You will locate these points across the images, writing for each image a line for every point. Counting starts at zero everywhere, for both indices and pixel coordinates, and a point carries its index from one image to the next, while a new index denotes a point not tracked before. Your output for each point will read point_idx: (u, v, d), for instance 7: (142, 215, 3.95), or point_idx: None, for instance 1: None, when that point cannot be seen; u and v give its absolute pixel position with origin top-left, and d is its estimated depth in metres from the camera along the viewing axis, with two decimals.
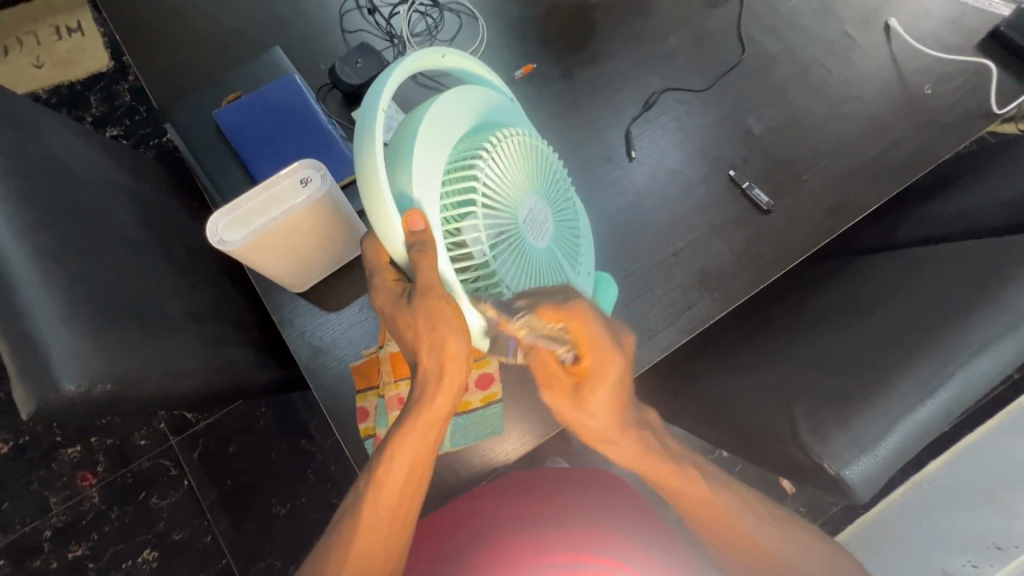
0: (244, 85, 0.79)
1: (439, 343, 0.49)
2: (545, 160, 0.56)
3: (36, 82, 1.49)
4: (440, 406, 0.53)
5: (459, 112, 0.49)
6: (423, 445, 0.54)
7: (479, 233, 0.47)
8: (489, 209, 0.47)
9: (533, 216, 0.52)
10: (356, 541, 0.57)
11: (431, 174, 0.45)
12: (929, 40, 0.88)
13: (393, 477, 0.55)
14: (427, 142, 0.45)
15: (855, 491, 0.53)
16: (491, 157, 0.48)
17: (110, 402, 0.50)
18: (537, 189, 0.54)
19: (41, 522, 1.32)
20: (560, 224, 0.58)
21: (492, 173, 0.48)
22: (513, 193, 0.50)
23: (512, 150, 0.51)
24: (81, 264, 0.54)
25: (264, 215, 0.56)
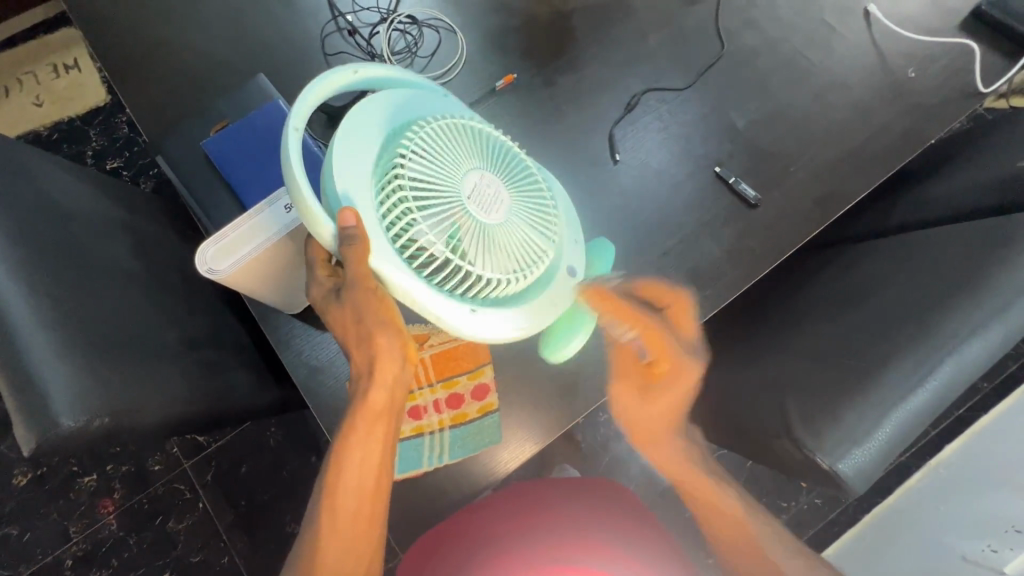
0: (230, 113, 0.81)
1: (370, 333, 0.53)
2: (491, 135, 0.55)
3: (36, 119, 1.52)
4: (376, 400, 0.56)
5: (373, 117, 0.51)
6: (372, 440, 0.57)
7: (415, 219, 0.48)
8: (421, 194, 0.49)
9: (478, 185, 0.50)
10: (324, 554, 0.58)
11: (361, 173, 0.49)
12: (910, 23, 0.88)
13: (347, 476, 0.58)
14: (344, 157, 0.49)
15: (849, 484, 0.53)
16: (411, 146, 0.50)
17: (110, 435, 0.51)
18: (478, 161, 0.52)
19: (62, 551, 1.34)
20: (526, 192, 0.54)
21: (419, 162, 0.49)
22: (448, 171, 0.50)
23: (436, 140, 0.51)
24: (77, 301, 0.55)
25: (249, 242, 0.56)
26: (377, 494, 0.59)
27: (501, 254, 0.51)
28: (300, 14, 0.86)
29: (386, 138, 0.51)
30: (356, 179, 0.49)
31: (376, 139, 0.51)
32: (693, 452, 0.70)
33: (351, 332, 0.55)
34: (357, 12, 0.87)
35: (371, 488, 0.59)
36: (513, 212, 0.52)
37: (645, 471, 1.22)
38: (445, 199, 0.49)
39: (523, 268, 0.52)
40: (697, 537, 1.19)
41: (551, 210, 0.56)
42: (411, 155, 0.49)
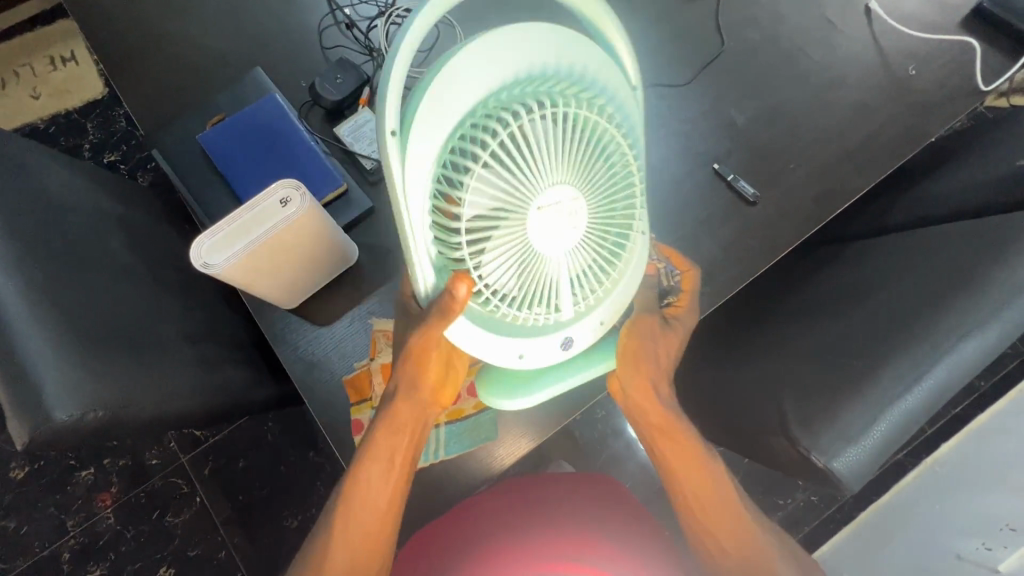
0: (227, 107, 0.80)
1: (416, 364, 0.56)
2: (609, 147, 0.50)
3: (33, 112, 1.52)
4: (403, 409, 0.59)
5: (504, 58, 0.45)
6: (392, 450, 0.60)
7: (473, 194, 0.45)
8: (496, 174, 0.45)
9: (557, 208, 0.47)
10: (333, 555, 0.61)
11: (455, 100, 0.44)
12: (911, 20, 0.87)
13: (369, 481, 0.60)
14: (441, 87, 0.43)
15: (844, 482, 0.53)
16: (535, 114, 0.45)
17: (104, 429, 0.51)
18: (581, 172, 0.48)
19: (60, 544, 1.34)
20: (604, 227, 0.51)
21: (518, 139, 0.45)
22: (537, 173, 0.46)
23: (553, 122, 0.46)
24: (72, 295, 0.55)
25: (245, 236, 0.56)
26: (396, 504, 0.62)
27: (524, 280, 0.49)
28: (297, 7, 0.86)
29: (509, 80, 0.46)
30: (447, 108, 0.44)
31: (496, 78, 0.46)
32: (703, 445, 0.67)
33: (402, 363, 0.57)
34: (356, 6, 0.86)
35: (390, 499, 0.61)
36: (569, 258, 0.50)
37: (642, 468, 1.22)
38: (516, 198, 0.46)
39: (541, 301, 0.51)
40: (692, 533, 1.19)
41: (616, 258, 0.54)
42: (523, 124, 0.44)
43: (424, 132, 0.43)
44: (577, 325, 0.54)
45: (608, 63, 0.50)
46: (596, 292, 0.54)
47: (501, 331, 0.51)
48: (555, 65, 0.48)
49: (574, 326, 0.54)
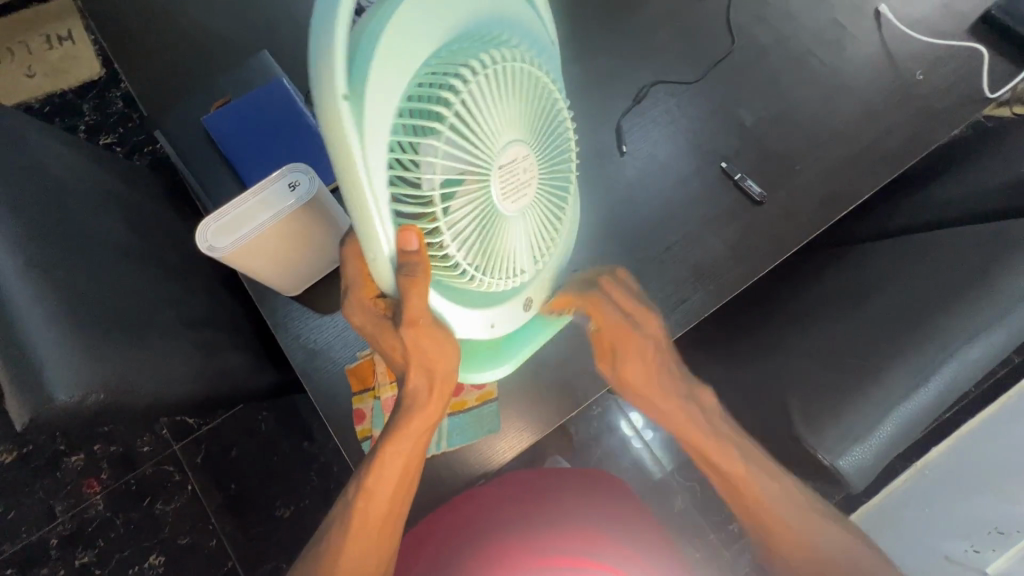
0: (231, 89, 0.79)
1: (429, 364, 0.51)
2: (548, 101, 0.49)
3: (28, 91, 1.49)
4: (427, 412, 0.55)
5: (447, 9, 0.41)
6: (404, 453, 0.57)
7: (435, 160, 0.41)
8: (452, 137, 0.41)
9: (515, 167, 0.45)
10: (346, 553, 0.60)
11: (404, 54, 0.39)
12: (920, 26, 0.87)
13: (383, 481, 0.58)
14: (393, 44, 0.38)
15: (850, 481, 0.54)
16: (481, 71, 0.41)
17: (105, 413, 0.50)
18: (527, 129, 0.46)
19: (47, 530, 1.33)
20: (548, 185, 0.51)
21: (478, 97, 0.42)
22: (495, 131, 0.43)
23: (503, 79, 0.43)
24: (72, 275, 0.54)
25: (251, 221, 0.55)
26: (405, 497, 0.61)
27: (488, 247, 0.47)
28: None
29: (448, 36, 0.42)
30: (400, 62, 0.39)
31: (438, 31, 0.41)
32: (748, 451, 0.61)
33: (399, 359, 0.52)
34: None
35: (401, 494, 0.60)
36: (523, 221, 0.49)
37: (637, 464, 1.22)
38: (477, 157, 0.43)
39: (499, 267, 0.49)
40: (686, 530, 1.19)
41: (559, 215, 0.54)
42: (475, 81, 0.41)
43: (379, 95, 0.37)
44: (533, 288, 0.54)
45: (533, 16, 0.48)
46: (544, 251, 0.53)
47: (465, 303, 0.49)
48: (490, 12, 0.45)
49: (531, 289, 0.54)
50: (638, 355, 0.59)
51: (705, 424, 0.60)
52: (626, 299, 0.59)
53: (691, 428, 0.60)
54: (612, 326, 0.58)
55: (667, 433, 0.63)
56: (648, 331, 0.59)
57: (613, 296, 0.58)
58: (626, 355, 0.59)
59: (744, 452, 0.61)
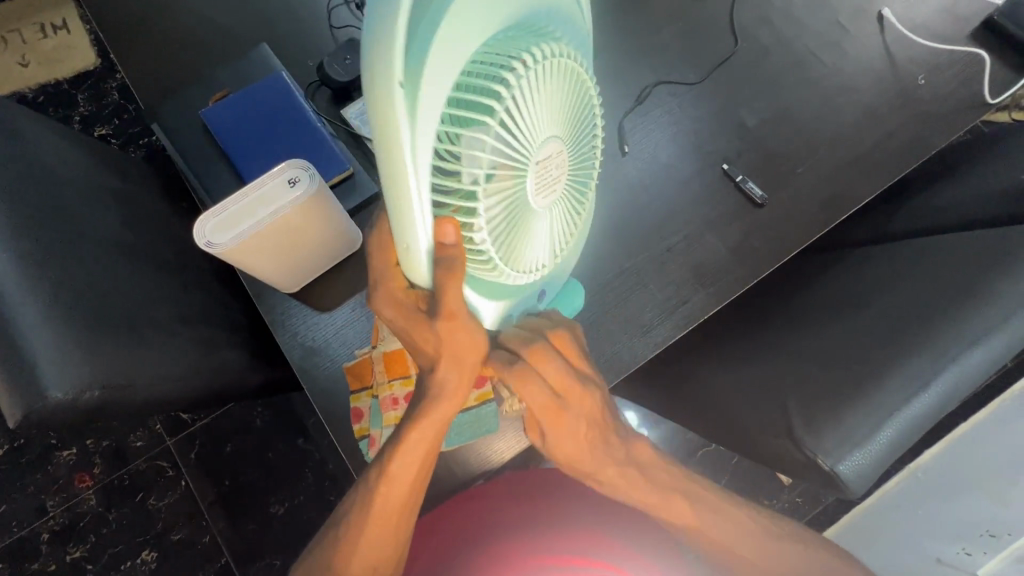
0: (230, 83, 0.78)
1: (462, 355, 0.51)
2: (590, 96, 0.47)
3: (21, 80, 1.47)
4: (458, 402, 0.55)
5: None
6: (428, 444, 0.56)
7: (478, 157, 0.39)
8: (495, 134, 0.39)
9: (551, 164, 0.44)
10: (361, 537, 0.59)
11: (462, 40, 0.35)
12: (922, 30, 0.87)
13: (407, 471, 0.57)
14: (453, 28, 0.34)
15: (849, 486, 0.54)
16: (533, 64, 0.39)
17: (100, 410, 0.49)
18: (566, 125, 0.45)
19: (38, 525, 1.32)
20: (575, 180, 0.50)
21: (529, 91, 0.39)
22: (539, 127, 0.42)
23: (553, 73, 0.41)
24: (68, 270, 0.53)
25: (252, 216, 0.54)
26: (424, 486, 0.60)
27: (513, 241, 0.46)
28: None
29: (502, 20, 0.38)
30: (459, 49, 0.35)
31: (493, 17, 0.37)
32: (685, 479, 0.62)
33: (430, 350, 0.51)
34: None
35: (422, 484, 0.59)
36: (549, 215, 0.48)
37: None
38: (518, 153, 0.41)
39: (522, 261, 0.49)
40: None
41: (579, 210, 0.53)
42: (525, 75, 0.38)
43: (434, 85, 0.34)
44: (542, 282, 0.55)
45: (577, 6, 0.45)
46: (564, 243, 0.53)
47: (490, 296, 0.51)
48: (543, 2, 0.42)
49: (543, 278, 0.55)
50: (571, 424, 0.54)
51: (642, 482, 0.60)
52: (569, 360, 0.54)
53: (628, 488, 0.59)
54: (539, 405, 0.53)
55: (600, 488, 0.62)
56: (584, 405, 0.54)
57: (556, 356, 0.52)
58: (558, 426, 0.54)
59: (676, 477, 0.62)
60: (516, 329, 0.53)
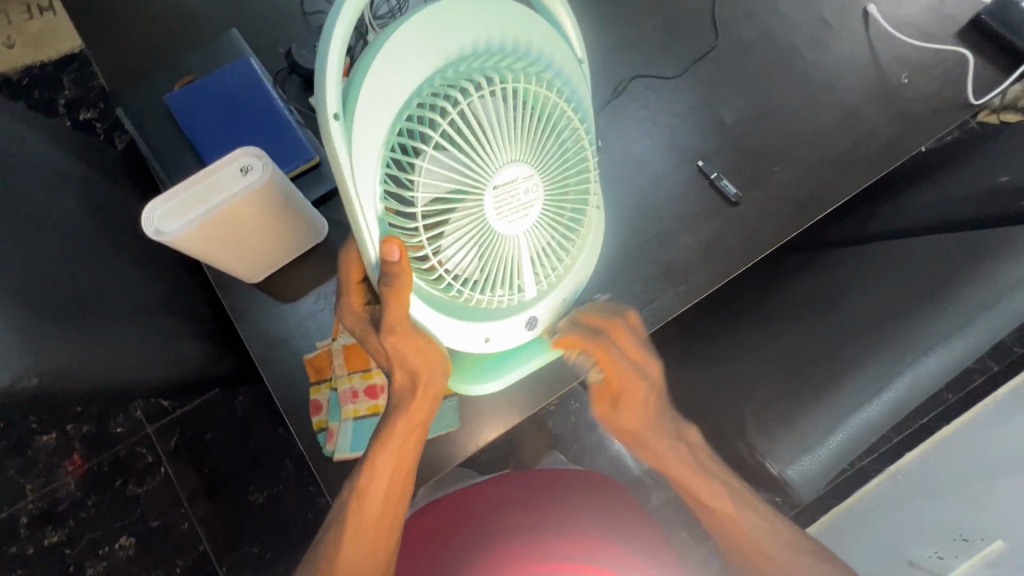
0: (198, 68, 0.76)
1: (413, 368, 0.53)
2: (560, 126, 0.49)
3: (6, 62, 1.45)
4: (417, 411, 0.57)
5: (445, 39, 0.43)
6: (394, 451, 0.58)
7: (426, 183, 0.44)
8: (444, 159, 0.43)
9: (511, 187, 0.46)
10: (343, 552, 0.60)
11: (402, 84, 0.42)
12: (908, 28, 0.86)
13: (378, 480, 0.59)
14: (381, 78, 0.41)
15: (797, 491, 0.54)
16: (477, 95, 0.43)
17: (41, 397, 0.48)
18: (530, 150, 0.47)
19: (17, 508, 1.32)
20: (557, 206, 0.51)
21: (473, 119, 0.44)
22: (490, 153, 0.45)
23: (503, 104, 0.45)
24: (13, 254, 0.52)
25: (203, 204, 0.53)
26: (400, 496, 0.61)
27: (485, 262, 0.48)
28: None
29: (453, 57, 0.44)
30: (392, 91, 0.42)
31: (441, 56, 0.43)
32: (705, 450, 0.65)
33: (387, 361, 0.54)
34: None
35: (397, 492, 0.61)
36: (524, 237, 0.49)
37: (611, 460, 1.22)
38: (469, 177, 0.44)
39: (495, 283, 0.50)
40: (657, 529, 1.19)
41: (569, 237, 0.54)
42: (468, 106, 0.43)
43: (372, 123, 0.41)
44: (536, 306, 0.54)
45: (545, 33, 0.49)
46: (553, 269, 0.54)
47: (465, 319, 0.50)
48: (501, 40, 0.46)
49: (536, 308, 0.54)
50: (644, 400, 0.61)
51: (688, 460, 0.63)
52: (633, 348, 0.59)
53: (673, 465, 0.63)
54: (620, 378, 0.59)
55: (655, 465, 0.66)
56: (653, 379, 0.61)
57: (622, 343, 0.59)
58: (642, 405, 0.61)
59: (708, 459, 0.64)
60: (581, 321, 0.58)
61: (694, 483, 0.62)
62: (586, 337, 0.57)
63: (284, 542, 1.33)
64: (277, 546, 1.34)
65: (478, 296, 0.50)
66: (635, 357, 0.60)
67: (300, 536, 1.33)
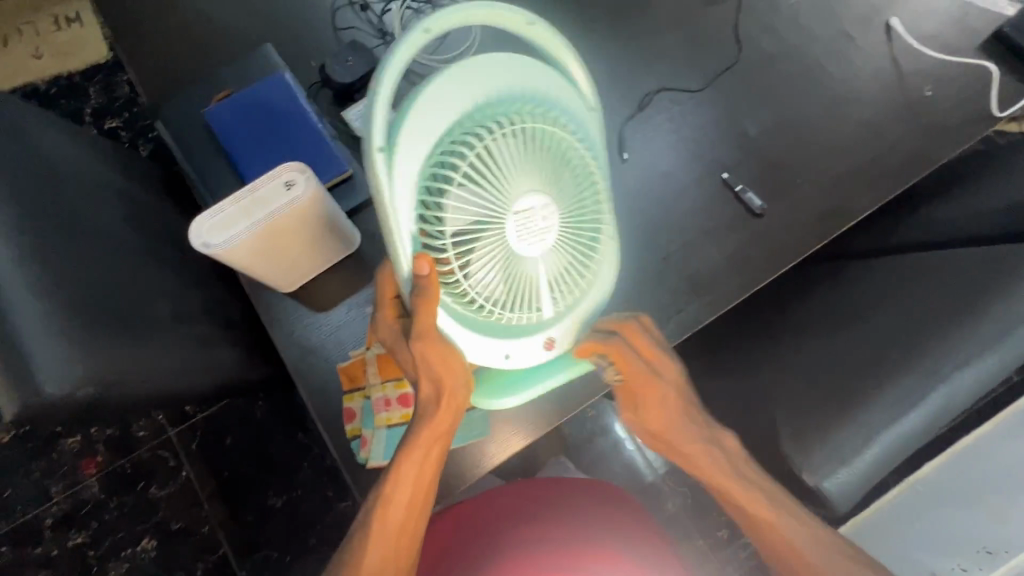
0: (233, 82, 0.78)
1: (438, 376, 0.53)
2: (575, 160, 0.53)
3: (34, 72, 1.49)
4: (442, 423, 0.57)
5: (473, 85, 0.49)
6: (418, 462, 0.58)
7: (451, 208, 0.47)
8: (469, 186, 0.47)
9: (529, 214, 0.49)
10: (365, 560, 0.59)
11: (434, 123, 0.47)
12: (930, 41, 0.86)
13: (401, 490, 0.59)
14: (418, 116, 0.46)
15: (833, 501, 0.57)
16: (498, 133, 0.48)
17: (95, 406, 0.50)
18: (547, 181, 0.50)
19: (42, 510, 1.34)
20: (575, 232, 0.53)
21: (494, 152, 0.48)
22: (509, 182, 0.48)
23: (519, 140, 0.49)
24: (67, 267, 0.53)
25: (247, 217, 0.54)
26: (423, 508, 0.61)
27: (504, 284, 0.51)
28: None
29: (480, 101, 0.49)
30: (427, 129, 0.47)
31: (468, 100, 0.49)
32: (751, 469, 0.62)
33: (415, 372, 0.55)
34: None
35: (418, 505, 0.60)
36: (544, 261, 0.51)
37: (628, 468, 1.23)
38: (491, 203, 0.48)
39: (516, 304, 0.52)
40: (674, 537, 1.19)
41: (588, 263, 0.55)
42: (490, 141, 0.48)
43: (407, 154, 0.46)
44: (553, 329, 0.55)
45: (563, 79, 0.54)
46: (573, 295, 0.55)
47: (490, 338, 0.52)
48: (523, 87, 0.51)
49: (554, 329, 0.55)
50: (668, 399, 0.61)
51: (727, 467, 0.61)
52: (648, 347, 0.59)
53: (712, 471, 0.61)
54: (638, 379, 0.59)
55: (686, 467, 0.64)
56: (672, 379, 0.61)
57: (638, 345, 0.58)
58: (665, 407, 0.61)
59: (752, 473, 0.61)
60: (596, 326, 0.58)
61: (728, 483, 0.61)
62: (598, 341, 0.56)
63: (302, 546, 1.35)
64: (296, 550, 1.35)
65: (503, 317, 0.52)
66: (656, 358, 0.60)
67: (318, 541, 1.35)
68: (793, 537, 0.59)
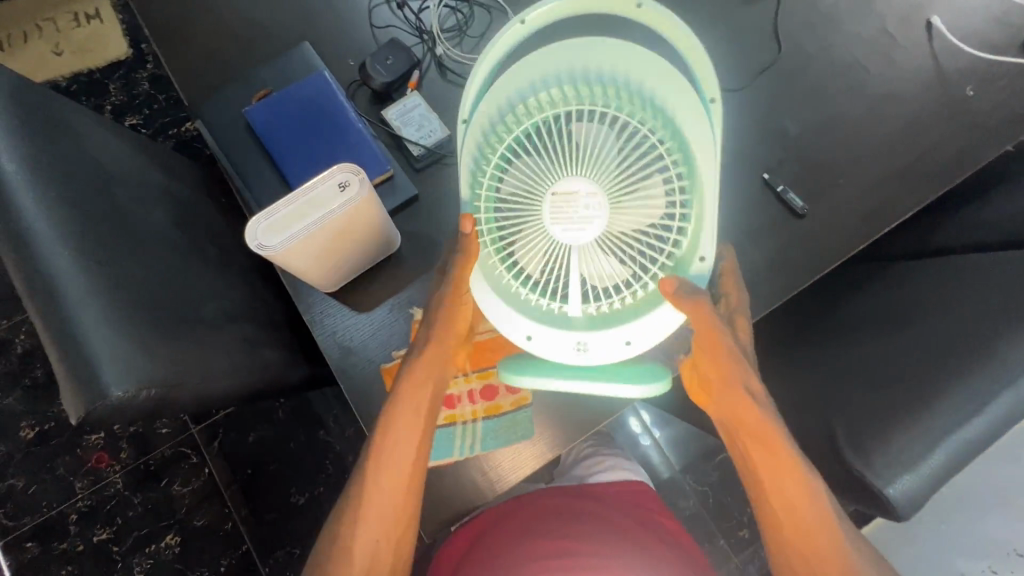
0: (272, 80, 0.78)
1: (446, 319, 0.63)
2: (650, 157, 0.54)
3: (54, 69, 1.49)
4: (443, 366, 0.64)
5: (568, 72, 0.56)
6: (419, 401, 0.63)
7: (508, 178, 0.56)
8: (530, 163, 0.55)
9: (573, 200, 0.54)
10: (367, 492, 0.62)
11: (522, 102, 0.56)
12: (972, 39, 0.85)
13: (405, 427, 0.62)
14: (507, 91, 0.56)
15: (898, 510, 0.56)
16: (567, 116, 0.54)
17: (154, 407, 0.50)
18: (603, 172, 0.54)
19: (67, 506, 1.35)
20: (630, 226, 0.54)
21: (559, 139, 0.55)
22: (563, 168, 0.54)
23: (584, 129, 0.54)
24: (122, 267, 0.53)
25: (303, 218, 0.54)
26: (423, 451, 0.63)
27: (544, 263, 0.56)
28: None
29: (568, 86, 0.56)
30: (512, 105, 0.56)
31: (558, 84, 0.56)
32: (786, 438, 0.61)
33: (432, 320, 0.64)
34: None
35: (419, 447, 0.62)
36: (586, 246, 0.54)
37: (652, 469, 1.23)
38: (542, 184, 0.55)
39: (552, 281, 0.56)
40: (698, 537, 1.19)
41: (645, 265, 0.55)
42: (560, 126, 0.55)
43: (486, 123, 0.55)
44: (579, 330, 0.55)
45: (674, 80, 0.53)
46: (622, 291, 0.55)
47: (513, 305, 0.56)
48: (621, 78, 0.55)
49: (580, 329, 0.55)
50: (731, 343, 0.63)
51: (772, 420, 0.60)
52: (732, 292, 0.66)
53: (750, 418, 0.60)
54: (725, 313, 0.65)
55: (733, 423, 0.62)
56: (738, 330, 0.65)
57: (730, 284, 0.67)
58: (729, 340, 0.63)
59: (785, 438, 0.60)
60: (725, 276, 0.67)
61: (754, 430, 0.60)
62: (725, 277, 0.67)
63: None
64: (318, 547, 1.36)
65: (534, 294, 0.57)
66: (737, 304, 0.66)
67: None
68: (808, 505, 0.60)
